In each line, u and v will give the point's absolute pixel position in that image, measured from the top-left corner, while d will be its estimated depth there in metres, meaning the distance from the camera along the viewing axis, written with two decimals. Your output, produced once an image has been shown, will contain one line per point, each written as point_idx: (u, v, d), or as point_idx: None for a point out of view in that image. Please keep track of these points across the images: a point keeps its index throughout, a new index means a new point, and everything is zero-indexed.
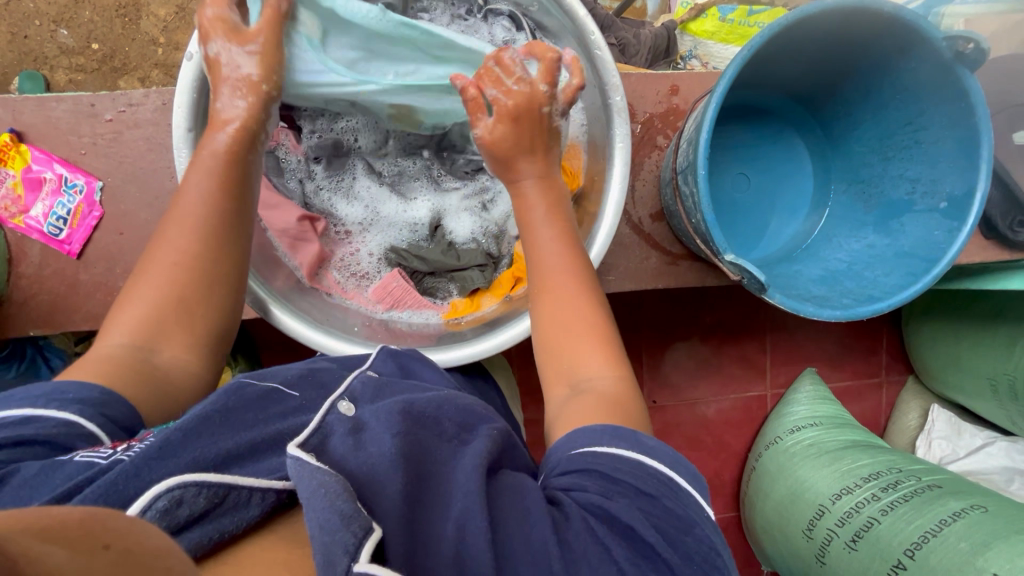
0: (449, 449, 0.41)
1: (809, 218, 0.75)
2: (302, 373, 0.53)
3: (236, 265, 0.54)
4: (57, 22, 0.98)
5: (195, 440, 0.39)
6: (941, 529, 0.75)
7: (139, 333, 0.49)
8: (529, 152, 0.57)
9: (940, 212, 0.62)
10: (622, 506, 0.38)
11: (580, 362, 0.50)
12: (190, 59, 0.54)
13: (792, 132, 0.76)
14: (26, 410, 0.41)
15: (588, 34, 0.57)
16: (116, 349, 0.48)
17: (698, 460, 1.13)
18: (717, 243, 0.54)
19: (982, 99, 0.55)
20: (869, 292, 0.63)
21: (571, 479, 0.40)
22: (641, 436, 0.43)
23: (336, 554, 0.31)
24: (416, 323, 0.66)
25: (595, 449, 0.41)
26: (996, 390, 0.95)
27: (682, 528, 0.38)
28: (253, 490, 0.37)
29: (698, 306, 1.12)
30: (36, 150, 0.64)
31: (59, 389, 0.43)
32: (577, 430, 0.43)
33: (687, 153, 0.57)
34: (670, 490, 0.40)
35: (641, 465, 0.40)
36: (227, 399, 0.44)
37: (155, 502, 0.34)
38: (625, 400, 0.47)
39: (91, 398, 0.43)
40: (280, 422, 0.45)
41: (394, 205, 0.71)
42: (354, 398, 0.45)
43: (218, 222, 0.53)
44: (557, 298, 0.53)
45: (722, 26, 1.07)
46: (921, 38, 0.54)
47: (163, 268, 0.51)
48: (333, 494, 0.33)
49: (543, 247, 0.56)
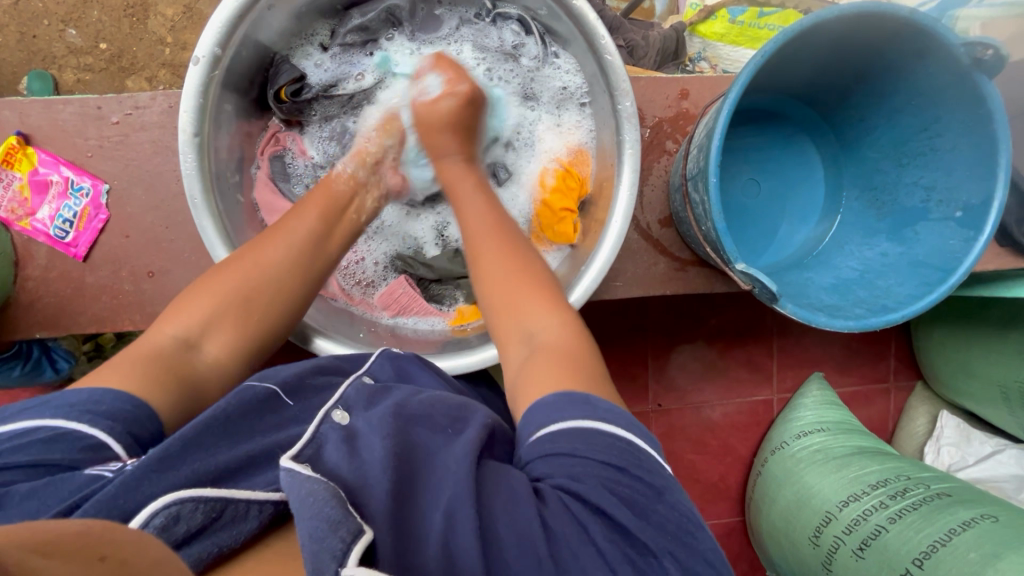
0: (438, 443, 0.41)
1: (819, 225, 0.74)
2: (300, 376, 0.51)
3: (313, 288, 0.57)
4: (66, 22, 0.98)
5: (194, 452, 0.39)
6: (951, 539, 0.74)
7: (193, 328, 0.50)
8: (451, 130, 0.62)
9: (955, 221, 0.61)
10: (590, 487, 0.36)
11: (526, 317, 0.49)
12: (196, 64, 0.52)
13: (804, 136, 0.75)
14: (59, 423, 0.40)
15: (598, 38, 0.56)
16: (164, 341, 0.49)
17: (703, 465, 1.13)
18: (727, 252, 0.54)
19: (1000, 106, 0.54)
20: (881, 302, 0.62)
21: (541, 467, 0.38)
22: (593, 399, 0.41)
23: (324, 562, 0.31)
24: (421, 330, 0.65)
25: (551, 430, 0.39)
26: (1008, 398, 0.94)
27: (653, 496, 0.37)
28: (250, 503, 0.37)
29: (706, 309, 1.11)
30: (43, 152, 0.64)
31: (93, 400, 0.41)
32: (530, 408, 0.42)
33: (697, 159, 0.57)
34: (634, 457, 0.38)
35: (598, 434, 0.39)
36: (229, 405, 0.43)
37: (152, 519, 0.33)
38: (573, 350, 0.46)
39: (123, 414, 0.42)
40: (277, 433, 0.44)
41: (416, 225, 0.72)
42: (348, 406, 0.45)
43: (316, 245, 0.57)
44: (491, 259, 0.53)
45: (733, 28, 1.06)
46: (938, 44, 0.53)
47: (249, 269, 0.53)
48: (319, 501, 0.33)
49: (473, 213, 0.57)
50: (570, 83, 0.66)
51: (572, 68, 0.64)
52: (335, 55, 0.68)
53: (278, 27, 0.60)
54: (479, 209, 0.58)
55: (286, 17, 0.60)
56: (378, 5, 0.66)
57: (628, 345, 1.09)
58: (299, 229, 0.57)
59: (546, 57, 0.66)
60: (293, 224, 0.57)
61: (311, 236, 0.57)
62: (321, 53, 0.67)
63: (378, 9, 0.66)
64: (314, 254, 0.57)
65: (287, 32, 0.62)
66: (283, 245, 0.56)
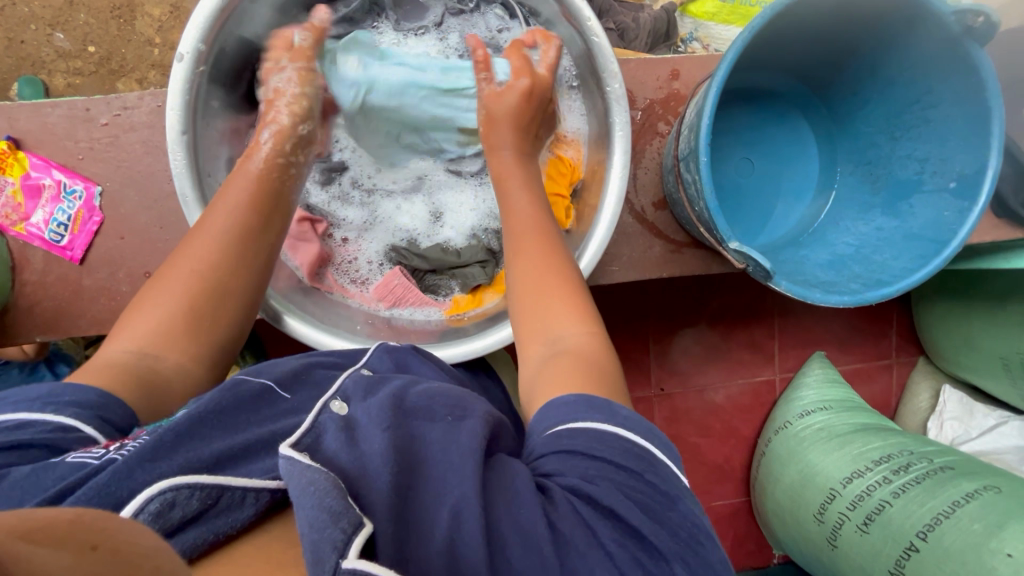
0: (439, 430, 0.41)
1: (814, 202, 0.74)
2: (297, 370, 0.52)
3: (262, 261, 0.56)
4: (53, 26, 0.98)
5: (188, 443, 0.39)
6: (954, 511, 0.74)
7: (146, 340, 0.49)
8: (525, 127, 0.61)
9: (950, 192, 0.60)
10: (604, 489, 0.37)
11: (552, 321, 0.50)
12: (181, 61, 0.51)
13: (797, 114, 0.74)
14: (19, 414, 0.40)
15: (585, 20, 0.55)
16: (119, 355, 0.47)
17: (708, 447, 1.13)
18: (720, 231, 0.53)
19: (992, 73, 0.53)
20: (877, 276, 0.61)
21: (554, 463, 0.39)
22: (616, 407, 0.41)
23: (323, 552, 0.31)
24: (417, 319, 0.65)
25: (571, 428, 0.40)
26: (1009, 368, 0.94)
27: (667, 503, 0.37)
28: (247, 491, 0.36)
29: (706, 292, 1.11)
30: (34, 157, 0.64)
31: (52, 392, 0.42)
32: (550, 403, 0.42)
33: (689, 139, 0.56)
34: (649, 464, 0.39)
35: (615, 439, 0.39)
36: (222, 400, 0.44)
37: (148, 505, 0.34)
38: (597, 358, 0.46)
39: (89, 400, 0.42)
40: (273, 423, 0.45)
41: (395, 221, 0.72)
42: (347, 397, 0.45)
43: (256, 218, 0.56)
44: (531, 256, 0.54)
45: (724, 7, 1.05)
46: (928, 14, 0.53)
47: (188, 263, 0.52)
48: (321, 491, 0.33)
49: (517, 208, 0.57)
50: (559, 67, 0.66)
51: (558, 50, 0.65)
52: None
53: (266, 20, 0.60)
54: (523, 201, 0.57)
55: (273, 10, 0.60)
56: None
57: (627, 329, 1.10)
58: (231, 203, 0.54)
59: None
60: (232, 196, 0.55)
61: (254, 198, 0.56)
62: None
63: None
64: (254, 231, 0.55)
65: (272, 26, 0.62)
66: (222, 225, 0.54)
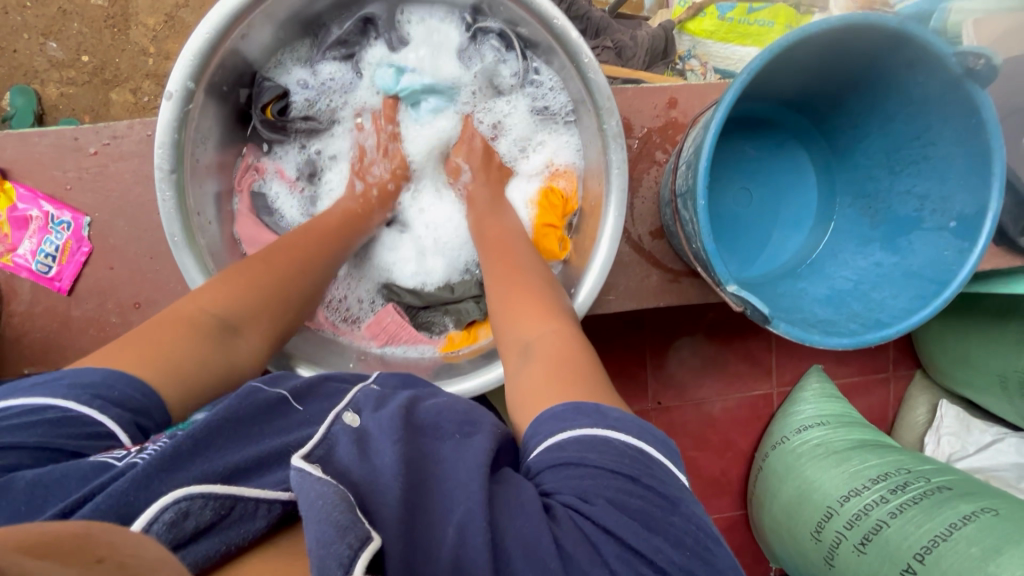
0: (449, 447, 0.40)
1: (812, 233, 0.73)
2: (311, 383, 0.50)
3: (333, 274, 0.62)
4: (45, 35, 0.97)
5: (205, 453, 0.37)
6: (952, 534, 0.74)
7: (234, 312, 0.51)
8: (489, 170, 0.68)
9: (950, 231, 0.60)
10: (601, 507, 0.35)
11: (526, 328, 0.51)
12: (169, 99, 0.50)
13: (796, 143, 0.74)
14: (67, 405, 0.39)
15: (579, 57, 0.55)
16: (203, 318, 0.49)
17: (705, 462, 1.13)
18: (718, 273, 0.53)
19: (993, 116, 0.52)
20: (876, 316, 0.61)
21: (551, 479, 0.37)
22: (606, 410, 0.40)
23: (329, 567, 0.29)
24: (410, 357, 0.64)
25: (561, 440, 0.39)
26: (1006, 386, 0.93)
27: (668, 507, 0.36)
28: (260, 501, 0.35)
29: (703, 305, 1.10)
30: (21, 187, 0.63)
31: (104, 384, 0.41)
32: (540, 416, 0.41)
33: (687, 176, 0.55)
34: (646, 467, 0.37)
35: (607, 442, 0.38)
36: (236, 407, 0.41)
37: (162, 515, 0.32)
38: (569, 353, 0.46)
39: (129, 402, 0.41)
40: (284, 434, 0.41)
41: (386, 255, 0.71)
42: (358, 408, 0.44)
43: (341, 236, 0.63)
44: (509, 277, 0.56)
45: (722, 25, 1.04)
46: (929, 53, 0.52)
47: (285, 261, 0.57)
48: (329, 504, 0.32)
49: (499, 239, 0.61)
50: (554, 102, 0.65)
51: (554, 84, 0.64)
52: (315, 73, 0.67)
53: (259, 47, 0.59)
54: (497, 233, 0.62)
55: (267, 37, 0.59)
56: (355, 16, 0.65)
57: (624, 345, 1.09)
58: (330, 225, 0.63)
59: (527, 73, 0.65)
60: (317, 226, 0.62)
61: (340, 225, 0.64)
62: (302, 70, 0.66)
63: (355, 18, 0.65)
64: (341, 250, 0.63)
65: (266, 50, 0.61)
66: (315, 239, 0.60)
